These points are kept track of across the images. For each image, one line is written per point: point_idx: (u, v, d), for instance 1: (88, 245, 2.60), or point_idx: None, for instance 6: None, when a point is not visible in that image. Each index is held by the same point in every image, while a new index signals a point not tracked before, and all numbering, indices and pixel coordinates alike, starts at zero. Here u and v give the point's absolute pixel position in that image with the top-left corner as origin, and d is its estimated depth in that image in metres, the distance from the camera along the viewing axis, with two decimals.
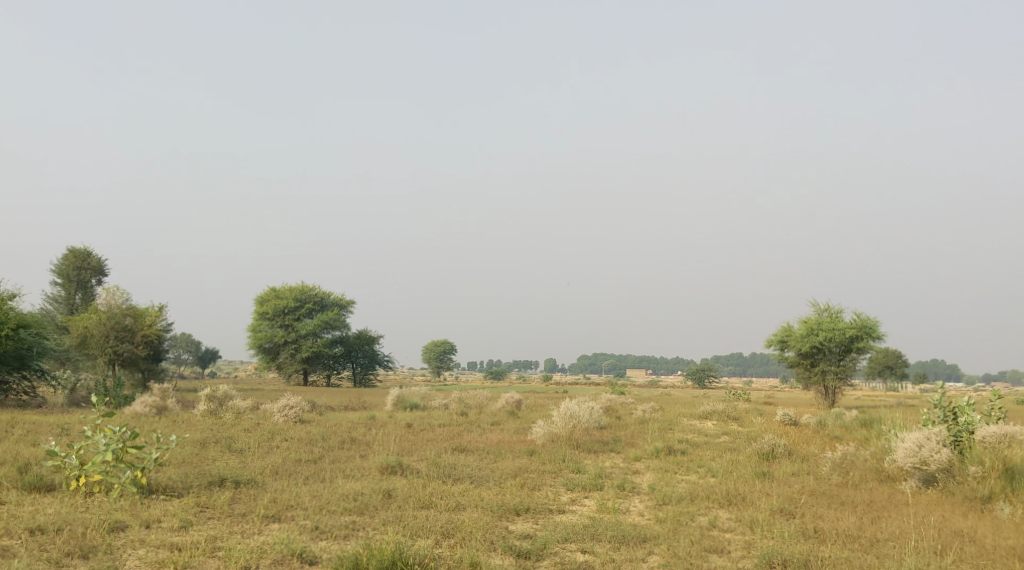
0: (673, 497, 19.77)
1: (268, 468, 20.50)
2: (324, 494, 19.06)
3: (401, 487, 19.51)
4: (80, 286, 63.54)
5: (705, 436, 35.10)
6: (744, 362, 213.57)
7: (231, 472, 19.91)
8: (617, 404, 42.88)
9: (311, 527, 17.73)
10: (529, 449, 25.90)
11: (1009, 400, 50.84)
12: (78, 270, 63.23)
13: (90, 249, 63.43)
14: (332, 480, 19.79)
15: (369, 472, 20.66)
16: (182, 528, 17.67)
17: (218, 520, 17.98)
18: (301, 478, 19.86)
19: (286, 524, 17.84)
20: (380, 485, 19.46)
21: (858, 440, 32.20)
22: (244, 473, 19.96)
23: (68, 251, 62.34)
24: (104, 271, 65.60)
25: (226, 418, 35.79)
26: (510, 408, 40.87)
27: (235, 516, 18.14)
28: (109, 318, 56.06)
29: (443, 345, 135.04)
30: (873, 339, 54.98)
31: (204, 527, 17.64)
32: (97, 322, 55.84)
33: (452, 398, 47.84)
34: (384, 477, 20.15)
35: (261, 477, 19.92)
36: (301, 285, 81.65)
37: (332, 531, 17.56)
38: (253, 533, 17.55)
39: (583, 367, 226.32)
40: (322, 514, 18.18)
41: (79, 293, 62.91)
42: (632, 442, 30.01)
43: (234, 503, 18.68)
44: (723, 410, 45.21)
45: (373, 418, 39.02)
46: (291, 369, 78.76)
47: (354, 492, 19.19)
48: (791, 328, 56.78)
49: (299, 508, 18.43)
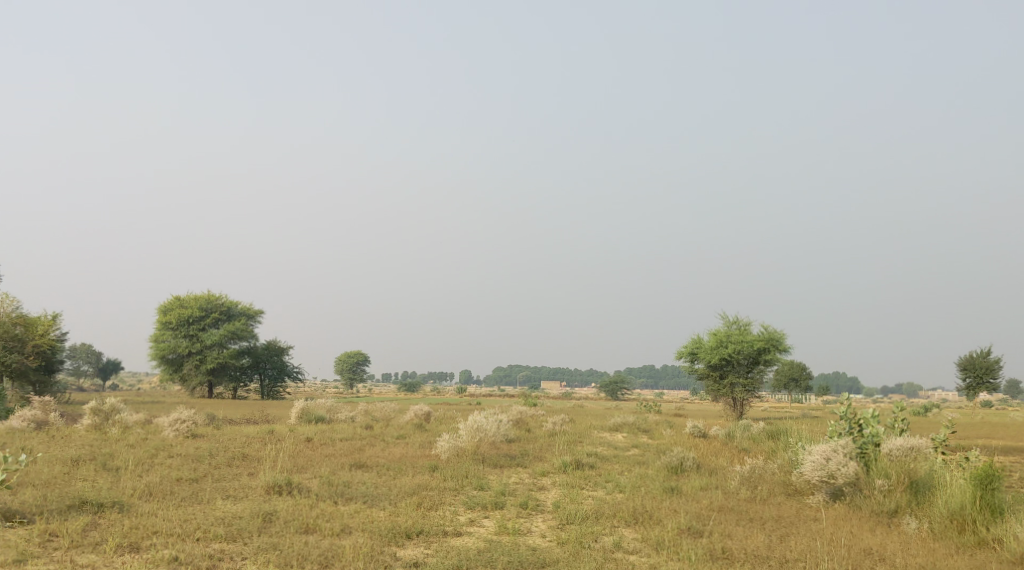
0: (577, 515, 18.82)
1: (139, 489, 18.88)
2: (195, 519, 17.56)
3: (285, 510, 18.12)
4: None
5: (615, 449, 34.40)
6: (656, 374, 215.50)
7: (94, 493, 18.28)
8: (527, 417, 41.96)
9: (170, 558, 16.22)
10: (431, 465, 24.69)
11: (910, 412, 51.71)
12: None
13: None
14: (208, 502, 18.29)
15: (252, 492, 19.23)
16: (19, 561, 15.96)
17: (64, 551, 16.31)
18: (173, 500, 18.32)
19: (142, 555, 16.28)
20: (262, 508, 18.05)
21: (768, 453, 31.87)
22: (109, 494, 18.35)
23: None
24: None
25: (111, 433, 33.73)
26: (417, 421, 39.59)
27: (82, 547, 16.49)
28: None
29: (356, 357, 132.71)
30: (780, 352, 55.39)
31: (45, 561, 15.98)
32: None
33: (358, 410, 46.32)
34: (268, 497, 18.73)
35: (129, 499, 18.29)
36: (207, 294, 78.87)
37: (197, 563, 16.10)
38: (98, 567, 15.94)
39: (497, 379, 225.60)
40: (190, 543, 16.68)
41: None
42: (540, 456, 29.07)
43: (88, 529, 17.06)
44: (633, 423, 44.71)
45: (272, 431, 37.35)
46: (195, 381, 76.00)
47: (231, 517, 17.73)
48: (700, 340, 56.79)
49: (161, 536, 16.88)
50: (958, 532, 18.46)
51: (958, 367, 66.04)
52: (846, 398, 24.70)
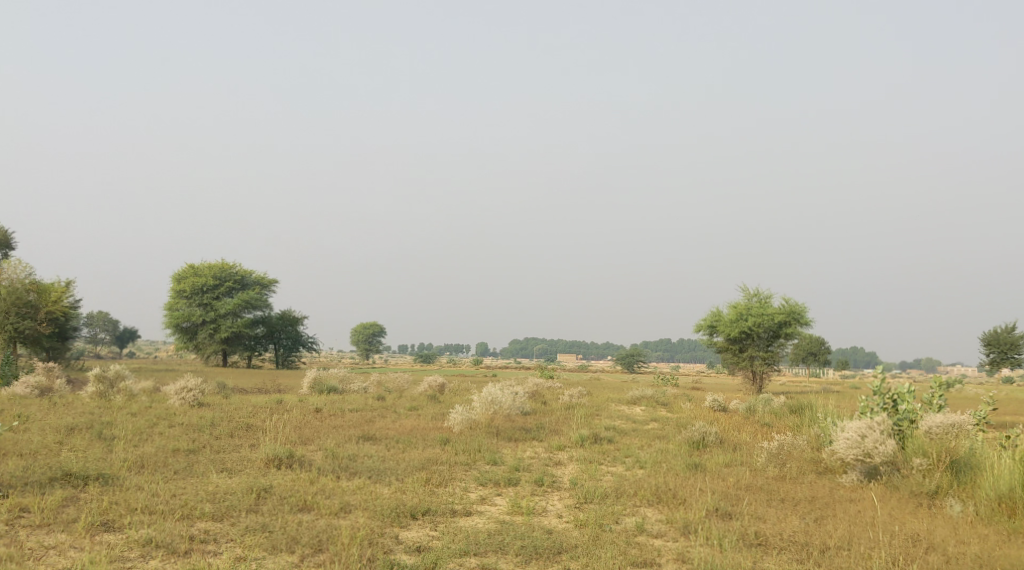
0: (596, 494, 17.65)
1: (130, 461, 17.85)
2: (183, 494, 16.50)
3: (282, 486, 17.04)
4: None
5: (634, 423, 33.21)
6: (673, 347, 214.23)
7: (78, 464, 17.24)
8: (542, 388, 40.87)
9: (143, 540, 15.17)
10: (442, 438, 23.56)
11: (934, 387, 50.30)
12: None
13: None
14: (198, 477, 17.23)
15: (250, 465, 18.15)
16: None
17: (35, 530, 15.31)
18: (161, 474, 17.26)
19: (116, 536, 15.25)
20: (258, 483, 16.96)
21: (793, 429, 30.63)
22: (92, 466, 17.29)
23: None
24: (10, 245, 61.44)
25: (115, 401, 32.75)
26: (431, 392, 38.51)
27: (53, 525, 15.46)
28: (10, 293, 52.10)
29: (372, 327, 131.95)
30: (802, 325, 53.97)
31: (10, 540, 14.99)
32: None
33: (371, 381, 45.29)
34: (265, 471, 17.64)
35: (117, 471, 17.26)
36: (221, 262, 77.88)
37: (175, 546, 15.05)
38: (66, 549, 14.93)
39: (513, 351, 224.92)
40: (175, 523, 15.64)
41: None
42: (555, 429, 27.91)
43: (65, 505, 16.05)
44: (652, 396, 43.55)
45: (281, 401, 36.27)
46: (209, 349, 75.27)
47: (223, 493, 16.67)
48: (720, 313, 55.42)
49: (141, 514, 15.84)
50: (1006, 517, 17.21)
51: (982, 342, 64.49)
52: (877, 371, 23.39)
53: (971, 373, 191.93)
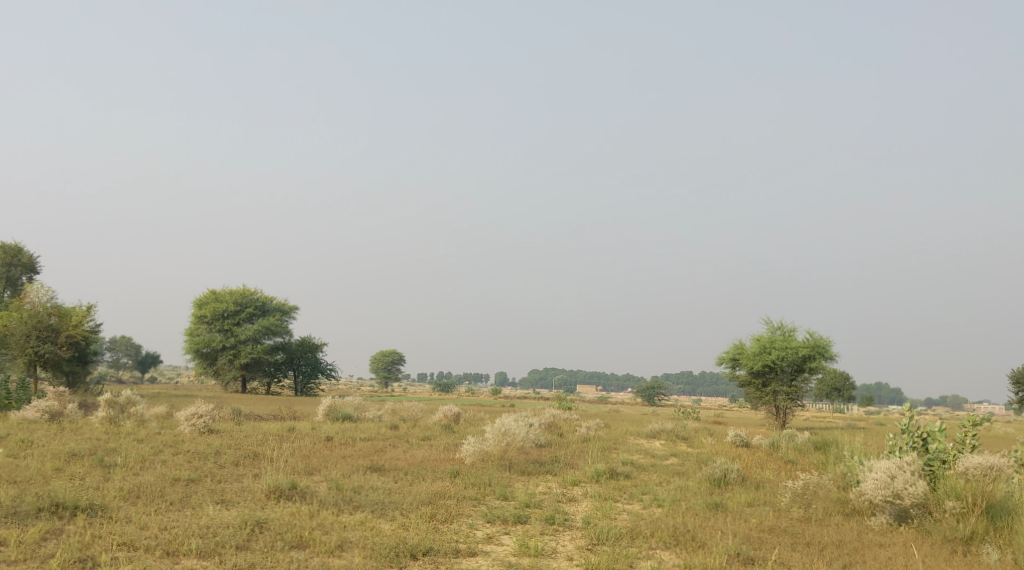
0: (608, 534, 16.82)
1: (125, 490, 17.23)
2: (175, 527, 15.84)
3: (279, 520, 16.36)
4: (10, 284, 59.57)
5: (653, 458, 32.29)
6: (694, 380, 212.28)
7: (68, 493, 16.64)
8: (559, 420, 40.02)
9: None
10: (452, 470, 22.81)
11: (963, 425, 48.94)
12: (8, 267, 59.26)
13: (22, 246, 59.50)
14: (193, 510, 16.57)
15: (249, 496, 17.49)
16: None
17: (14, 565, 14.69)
18: (154, 504, 16.62)
19: None
20: (254, 518, 16.27)
21: (818, 467, 29.63)
22: (83, 495, 16.68)
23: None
24: (35, 269, 61.50)
25: (124, 426, 32.19)
26: (445, 422, 37.74)
27: (30, 561, 14.81)
28: (31, 316, 51.88)
29: (392, 355, 131.34)
30: (826, 360, 52.82)
31: None
32: (19, 321, 51.64)
33: (386, 409, 44.58)
34: (264, 503, 16.96)
35: (110, 502, 16.64)
36: (242, 288, 77.67)
37: None
38: None
39: (534, 382, 223.68)
40: (162, 562, 14.96)
41: (8, 291, 58.90)
42: (571, 463, 27.08)
43: (48, 539, 15.42)
44: (671, 429, 42.58)
45: (293, 429, 35.61)
46: (228, 375, 74.83)
47: (217, 527, 15.99)
48: (743, 346, 54.42)
49: (124, 550, 15.17)
50: None
51: (1010, 380, 63.04)
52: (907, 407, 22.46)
53: (999, 411, 188.62)
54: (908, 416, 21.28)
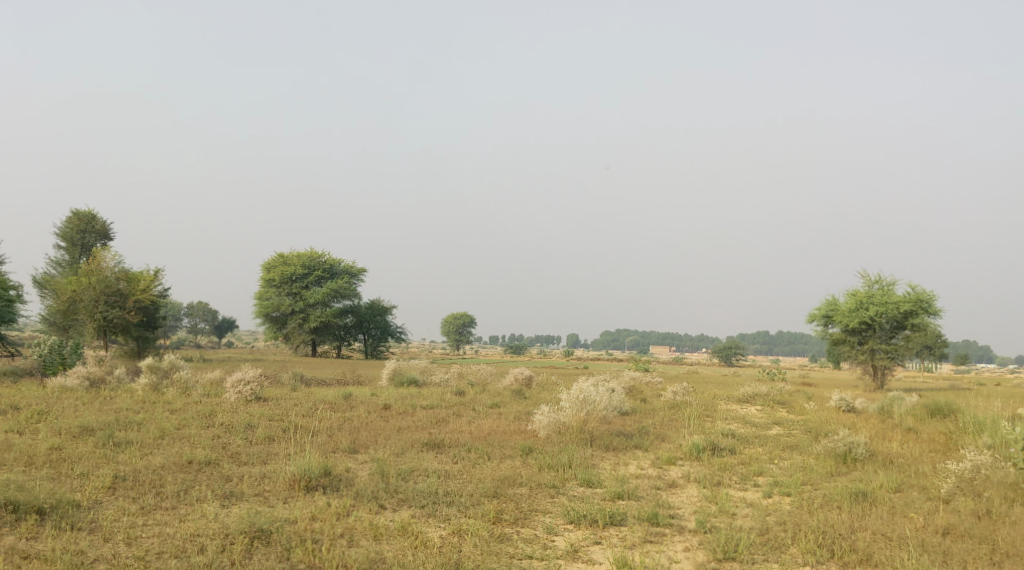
0: (737, 541, 13.64)
1: (100, 485, 14.80)
2: (155, 539, 13.54)
3: (293, 535, 13.68)
4: (85, 251, 57.43)
5: (755, 427, 28.17)
6: (772, 340, 206.02)
7: (37, 487, 14.45)
8: (641, 384, 36.04)
9: None
10: (524, 445, 19.07)
11: None
12: (81, 233, 57.08)
13: (95, 211, 57.21)
14: (186, 516, 14.18)
15: (263, 497, 14.72)
16: None
17: None
18: (141, 503, 14.42)
19: None
20: (260, 525, 13.73)
21: (949, 446, 25.35)
22: (55, 490, 14.50)
23: (70, 212, 56.22)
24: (110, 236, 59.31)
25: (165, 394, 28.99)
26: (517, 386, 34.02)
27: None
28: (98, 281, 49.37)
29: (464, 318, 128.48)
30: (930, 315, 47.73)
31: None
32: (86, 286, 49.21)
33: (453, 373, 40.93)
34: (278, 508, 14.33)
35: (69, 506, 14.18)
36: (310, 250, 74.81)
37: None
38: None
39: (607, 343, 219.52)
40: None
41: (82, 256, 56.82)
42: (664, 436, 23.16)
43: None
44: (765, 392, 38.43)
45: (350, 395, 32.32)
46: (298, 339, 72.29)
47: (211, 538, 13.61)
48: (837, 301, 49.55)
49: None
50: None
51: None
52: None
53: None
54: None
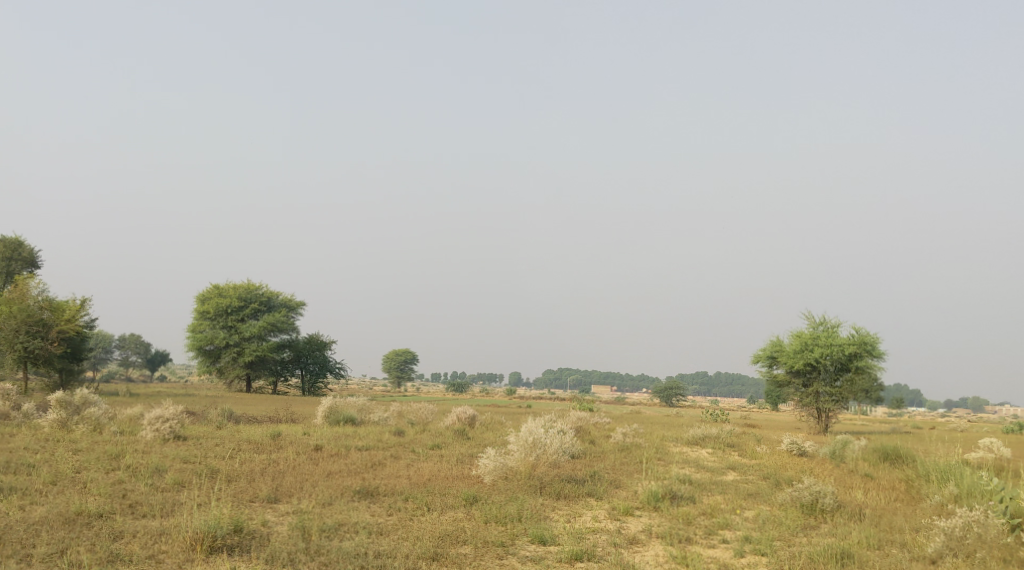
0: None
1: None
2: None
3: None
4: (9, 278, 54.19)
5: (710, 472, 26.63)
6: (711, 381, 206.47)
7: None
8: (588, 424, 34.31)
9: None
10: (468, 493, 17.16)
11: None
12: (5, 260, 53.88)
13: (22, 237, 54.11)
14: None
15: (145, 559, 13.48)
16: None
17: None
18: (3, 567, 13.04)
19: None
20: None
21: (910, 498, 24.15)
22: None
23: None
24: (36, 263, 56.17)
25: (72, 432, 26.38)
26: (459, 427, 32.00)
27: None
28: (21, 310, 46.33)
29: (405, 355, 125.97)
30: (874, 359, 46.94)
31: None
32: (7, 315, 46.09)
33: (392, 411, 38.76)
34: None
35: None
36: (247, 282, 72.13)
37: None
38: None
39: (548, 381, 217.92)
40: None
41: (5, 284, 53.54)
42: (618, 482, 21.42)
43: None
44: (716, 435, 36.89)
45: (279, 435, 30.00)
46: (232, 374, 69.29)
47: None
48: (782, 342, 48.42)
49: None
50: None
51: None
52: None
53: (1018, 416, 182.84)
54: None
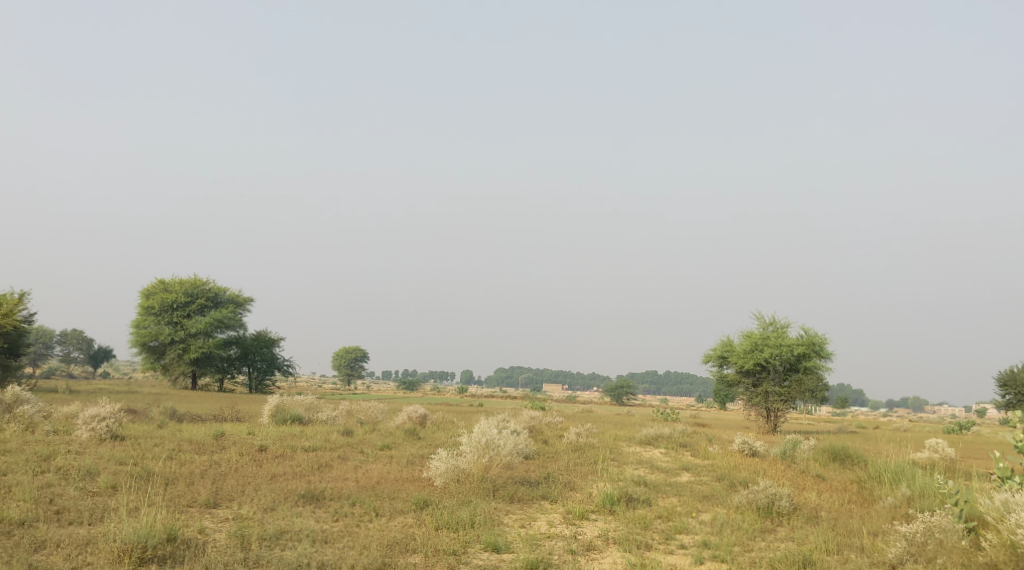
0: None
1: None
2: None
3: None
4: None
5: (663, 473, 26.33)
6: (661, 379, 207.77)
7: None
8: (541, 424, 33.86)
9: None
10: (419, 497, 16.54)
11: (978, 437, 43.68)
12: None
13: None
14: None
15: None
16: None
17: None
18: None
19: None
20: None
21: (862, 500, 24.08)
22: None
23: None
24: None
25: (3, 432, 25.21)
26: (410, 426, 31.34)
27: None
28: None
29: (356, 352, 124.71)
30: (821, 359, 47.23)
31: None
32: None
33: (341, 410, 37.93)
34: None
35: None
36: (193, 278, 70.58)
37: None
38: None
39: (499, 379, 217.55)
40: None
41: None
42: (572, 484, 20.96)
43: None
44: (668, 434, 36.67)
45: (223, 435, 29.08)
46: (177, 371, 67.74)
47: None
48: (732, 342, 48.39)
49: None
50: None
51: (998, 381, 59.47)
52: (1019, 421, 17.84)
53: (957, 415, 186.74)
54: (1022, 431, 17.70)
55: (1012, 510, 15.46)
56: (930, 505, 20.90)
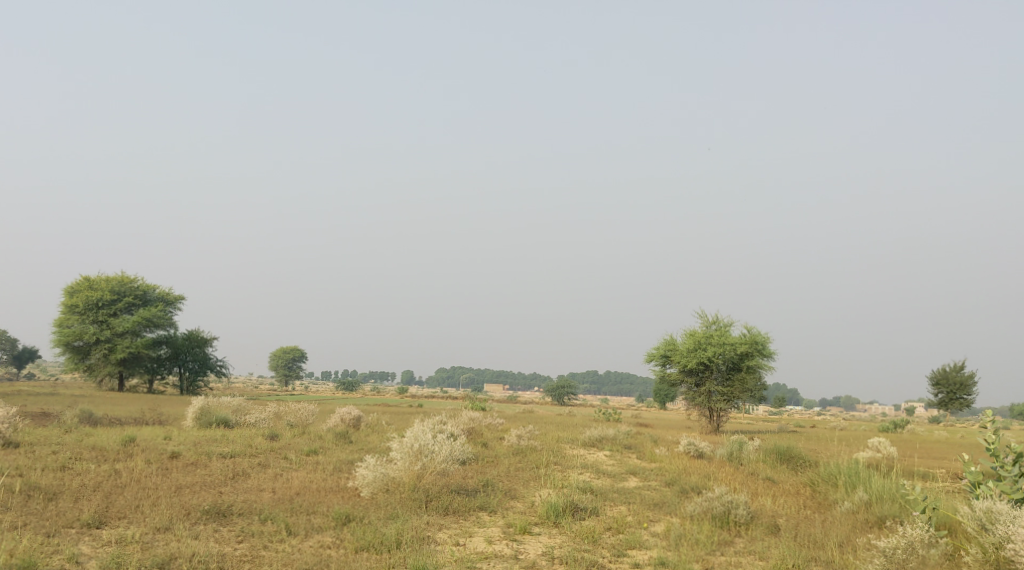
0: None
1: None
2: None
3: None
4: None
5: (610, 478, 24.71)
6: (601, 379, 207.35)
7: None
8: (480, 426, 31.99)
9: None
10: (341, 511, 14.66)
11: (921, 437, 43.01)
12: None
13: None
14: None
15: None
16: None
17: None
18: None
19: None
20: None
21: (814, 505, 22.76)
22: None
23: None
24: None
25: None
26: (342, 429, 29.26)
27: None
28: None
29: (294, 352, 121.51)
30: (764, 359, 46.30)
31: None
32: None
33: (270, 411, 35.60)
34: None
35: None
36: (121, 275, 67.34)
37: None
38: None
39: (440, 380, 215.12)
40: None
41: None
42: (513, 492, 19.22)
43: None
44: (613, 436, 35.15)
45: (136, 441, 26.67)
46: (102, 371, 64.39)
47: None
48: (676, 340, 47.02)
49: None
50: None
51: (931, 379, 59.18)
52: (991, 419, 16.51)
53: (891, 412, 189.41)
54: (996, 431, 16.28)
55: (994, 520, 14.13)
56: (891, 511, 19.57)
